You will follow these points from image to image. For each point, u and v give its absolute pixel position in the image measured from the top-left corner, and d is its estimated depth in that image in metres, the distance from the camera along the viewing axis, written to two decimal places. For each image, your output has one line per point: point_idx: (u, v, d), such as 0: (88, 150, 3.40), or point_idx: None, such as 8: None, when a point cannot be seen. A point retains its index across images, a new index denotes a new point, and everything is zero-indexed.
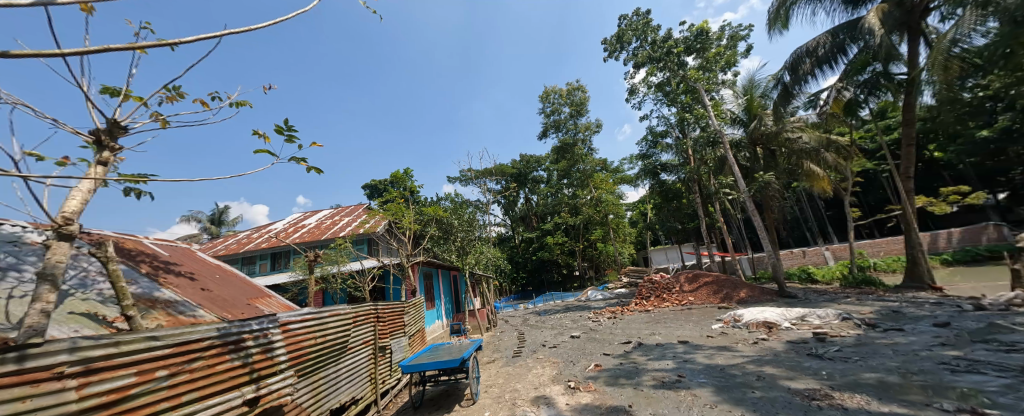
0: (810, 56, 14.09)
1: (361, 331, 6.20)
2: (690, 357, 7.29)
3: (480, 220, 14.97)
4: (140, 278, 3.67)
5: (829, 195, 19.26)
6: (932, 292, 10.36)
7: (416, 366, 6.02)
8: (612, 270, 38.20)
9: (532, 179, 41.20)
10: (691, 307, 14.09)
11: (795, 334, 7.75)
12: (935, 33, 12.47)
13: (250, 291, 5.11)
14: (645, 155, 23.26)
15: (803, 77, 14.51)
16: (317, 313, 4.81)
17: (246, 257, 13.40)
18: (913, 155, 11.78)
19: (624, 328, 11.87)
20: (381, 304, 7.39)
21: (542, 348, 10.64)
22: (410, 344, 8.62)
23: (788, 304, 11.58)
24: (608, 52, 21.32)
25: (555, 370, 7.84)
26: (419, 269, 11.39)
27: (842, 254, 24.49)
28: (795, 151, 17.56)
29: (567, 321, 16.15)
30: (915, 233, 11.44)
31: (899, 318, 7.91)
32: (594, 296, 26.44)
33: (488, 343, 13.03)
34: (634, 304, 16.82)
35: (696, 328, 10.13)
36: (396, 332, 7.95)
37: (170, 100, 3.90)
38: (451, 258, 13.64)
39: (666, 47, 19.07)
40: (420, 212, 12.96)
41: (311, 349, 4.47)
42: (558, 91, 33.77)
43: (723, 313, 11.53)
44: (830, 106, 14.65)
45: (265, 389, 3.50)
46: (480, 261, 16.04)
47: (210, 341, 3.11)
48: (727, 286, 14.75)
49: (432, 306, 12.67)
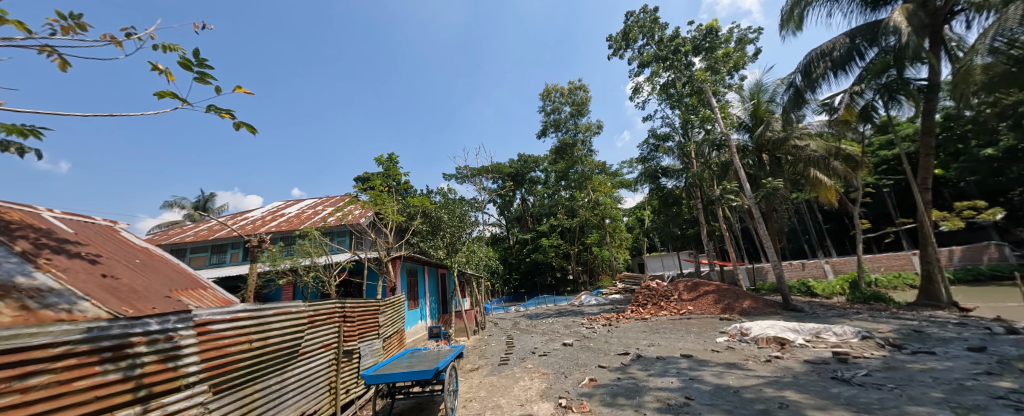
0: (824, 58, 13.40)
1: (321, 333, 5.35)
2: (697, 375, 6.48)
3: (472, 216, 14.14)
4: (4, 257, 2.83)
5: (834, 206, 18.64)
6: (952, 312, 9.64)
7: (381, 377, 5.13)
8: (606, 275, 37.53)
9: (529, 179, 40.45)
10: (691, 317, 13.35)
11: (812, 353, 6.99)
12: (956, 40, 11.88)
13: (178, 280, 4.21)
14: (646, 158, 22.65)
15: (816, 80, 13.84)
16: (257, 310, 3.96)
17: (217, 245, 12.34)
18: (930, 165, 11.18)
19: (620, 338, 11.07)
20: (351, 301, 6.54)
21: (531, 356, 9.80)
22: (384, 348, 7.76)
23: (795, 318, 10.87)
24: (613, 49, 20.64)
25: (545, 384, 6.98)
26: (402, 264, 10.53)
27: (842, 268, 23.95)
28: (801, 159, 17.14)
29: (559, 326, 15.32)
30: (932, 248, 10.75)
31: (924, 339, 7.18)
32: (588, 301, 25.65)
33: (474, 347, 12.17)
34: (630, 311, 16.05)
35: (699, 340, 9.36)
36: (368, 333, 7.11)
37: (66, 32, 3.12)
38: (439, 254, 12.76)
39: (673, 45, 18.32)
40: (406, 204, 12.11)
41: (243, 355, 3.62)
42: (559, 90, 33.10)
43: (726, 325, 10.78)
44: (842, 113, 14.02)
45: (158, 412, 2.63)
46: (470, 260, 15.16)
47: (69, 346, 2.22)
48: (729, 296, 14.03)
49: (414, 305, 11.73)
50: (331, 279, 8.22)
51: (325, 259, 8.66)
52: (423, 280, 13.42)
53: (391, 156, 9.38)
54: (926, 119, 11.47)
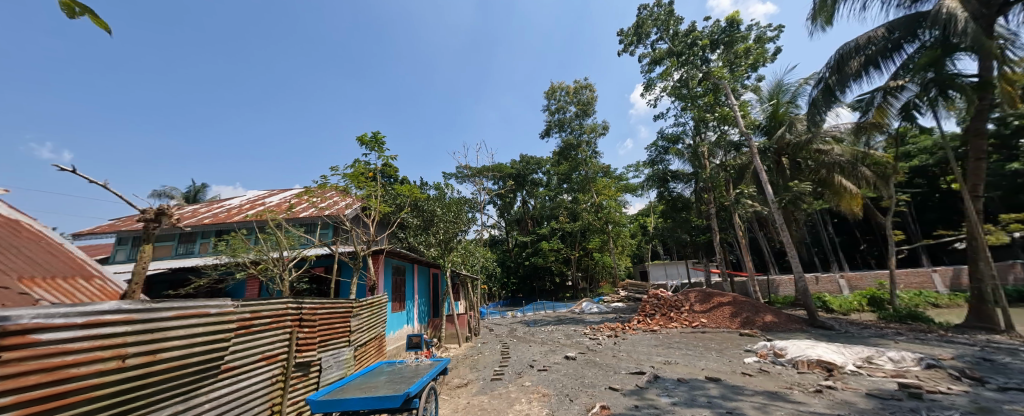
0: (859, 53, 12.16)
1: (262, 342, 4.16)
2: (735, 407, 5.23)
3: (469, 212, 12.99)
4: None
5: (857, 216, 17.41)
6: (1013, 338, 8.41)
7: (333, 404, 3.90)
8: (607, 283, 36.10)
9: (531, 181, 39.38)
10: (706, 331, 12.11)
11: (871, 384, 5.76)
12: (1009, 35, 10.73)
13: (44, 263, 3.04)
14: (655, 161, 21.58)
15: (848, 77, 12.63)
16: (145, 311, 2.75)
17: (185, 233, 11.05)
18: (982, 170, 10.08)
19: (630, 352, 9.81)
20: (312, 302, 5.35)
21: (529, 371, 8.54)
22: (355, 359, 6.53)
23: (828, 337, 9.66)
24: (624, 44, 19.55)
25: (546, 410, 5.73)
26: (386, 260, 9.37)
27: (858, 284, 22.64)
28: (825, 164, 16.10)
29: (559, 335, 14.11)
30: (985, 264, 9.51)
31: (1007, 372, 5.94)
32: (589, 308, 24.40)
33: (465, 357, 10.96)
34: (636, 321, 14.81)
35: (723, 360, 8.11)
36: (335, 341, 5.92)
37: None
38: (430, 253, 11.55)
39: (690, 39, 17.22)
40: (395, 194, 10.97)
41: (110, 378, 2.41)
42: (565, 88, 32.07)
43: (751, 342, 9.51)
44: (875, 114, 12.90)
45: None
46: (465, 260, 13.99)
47: None
48: (748, 309, 12.78)
49: (400, 308, 10.51)
50: (286, 275, 6.89)
51: (290, 252, 7.50)
52: (413, 281, 12.19)
53: (378, 136, 8.16)
54: (975, 121, 10.38)
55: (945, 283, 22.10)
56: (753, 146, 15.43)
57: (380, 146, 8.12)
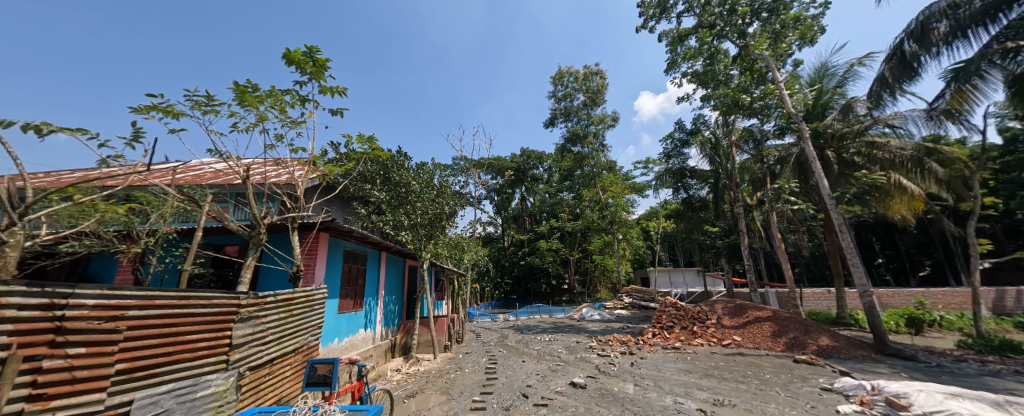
0: (950, 14, 9.66)
1: None
2: None
3: (455, 191, 10.53)
4: None
5: (907, 223, 15.06)
6: None
7: None
8: (606, 288, 33.44)
9: (531, 176, 36.98)
10: (743, 354, 9.62)
11: None
12: None
13: None
14: (671, 154, 19.24)
15: (930, 47, 10.12)
16: None
17: None
18: None
19: (658, 381, 7.31)
20: (106, 295, 2.70)
21: (521, 407, 5.95)
22: (241, 392, 3.95)
23: (925, 375, 7.17)
24: (645, 18, 17.01)
25: None
26: (328, 241, 6.75)
27: (890, 302, 20.25)
28: (878, 160, 13.63)
29: (559, 348, 11.69)
30: None
31: None
32: (590, 315, 22.00)
33: (438, 374, 8.42)
34: (652, 334, 12.39)
35: (799, 405, 5.67)
36: (180, 365, 3.31)
37: None
38: (402, 238, 9.02)
39: (729, 4, 14.32)
40: (359, 160, 8.48)
41: None
42: (573, 74, 29.72)
43: (823, 376, 7.03)
44: (953, 101, 10.74)
45: None
46: (449, 252, 11.46)
47: None
48: (793, 328, 10.33)
49: (354, 307, 7.98)
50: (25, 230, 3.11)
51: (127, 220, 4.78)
52: (380, 273, 9.61)
53: (316, 55, 5.54)
54: None
55: (987, 306, 19.74)
56: (804, 132, 12.74)
57: (318, 70, 5.57)
